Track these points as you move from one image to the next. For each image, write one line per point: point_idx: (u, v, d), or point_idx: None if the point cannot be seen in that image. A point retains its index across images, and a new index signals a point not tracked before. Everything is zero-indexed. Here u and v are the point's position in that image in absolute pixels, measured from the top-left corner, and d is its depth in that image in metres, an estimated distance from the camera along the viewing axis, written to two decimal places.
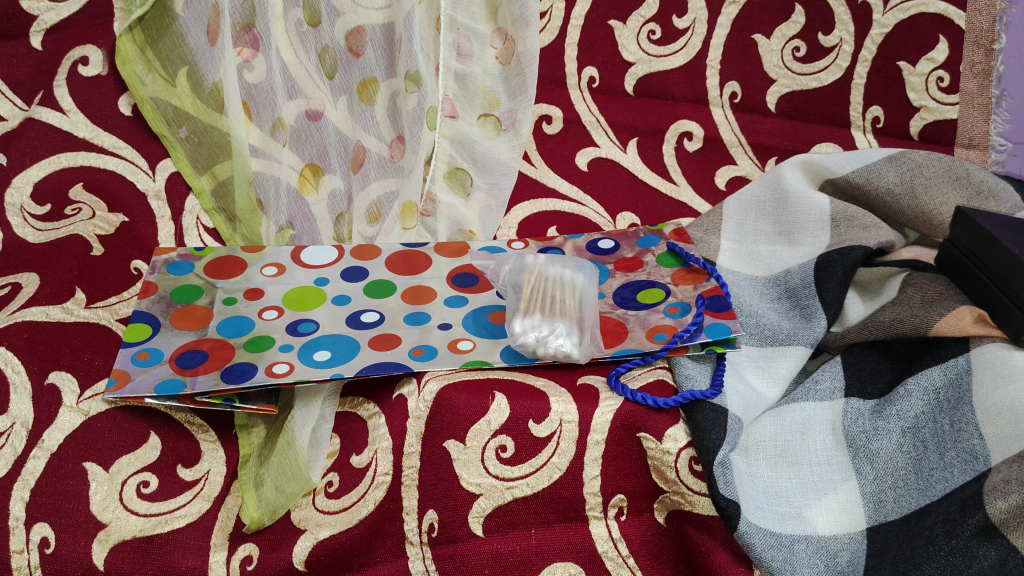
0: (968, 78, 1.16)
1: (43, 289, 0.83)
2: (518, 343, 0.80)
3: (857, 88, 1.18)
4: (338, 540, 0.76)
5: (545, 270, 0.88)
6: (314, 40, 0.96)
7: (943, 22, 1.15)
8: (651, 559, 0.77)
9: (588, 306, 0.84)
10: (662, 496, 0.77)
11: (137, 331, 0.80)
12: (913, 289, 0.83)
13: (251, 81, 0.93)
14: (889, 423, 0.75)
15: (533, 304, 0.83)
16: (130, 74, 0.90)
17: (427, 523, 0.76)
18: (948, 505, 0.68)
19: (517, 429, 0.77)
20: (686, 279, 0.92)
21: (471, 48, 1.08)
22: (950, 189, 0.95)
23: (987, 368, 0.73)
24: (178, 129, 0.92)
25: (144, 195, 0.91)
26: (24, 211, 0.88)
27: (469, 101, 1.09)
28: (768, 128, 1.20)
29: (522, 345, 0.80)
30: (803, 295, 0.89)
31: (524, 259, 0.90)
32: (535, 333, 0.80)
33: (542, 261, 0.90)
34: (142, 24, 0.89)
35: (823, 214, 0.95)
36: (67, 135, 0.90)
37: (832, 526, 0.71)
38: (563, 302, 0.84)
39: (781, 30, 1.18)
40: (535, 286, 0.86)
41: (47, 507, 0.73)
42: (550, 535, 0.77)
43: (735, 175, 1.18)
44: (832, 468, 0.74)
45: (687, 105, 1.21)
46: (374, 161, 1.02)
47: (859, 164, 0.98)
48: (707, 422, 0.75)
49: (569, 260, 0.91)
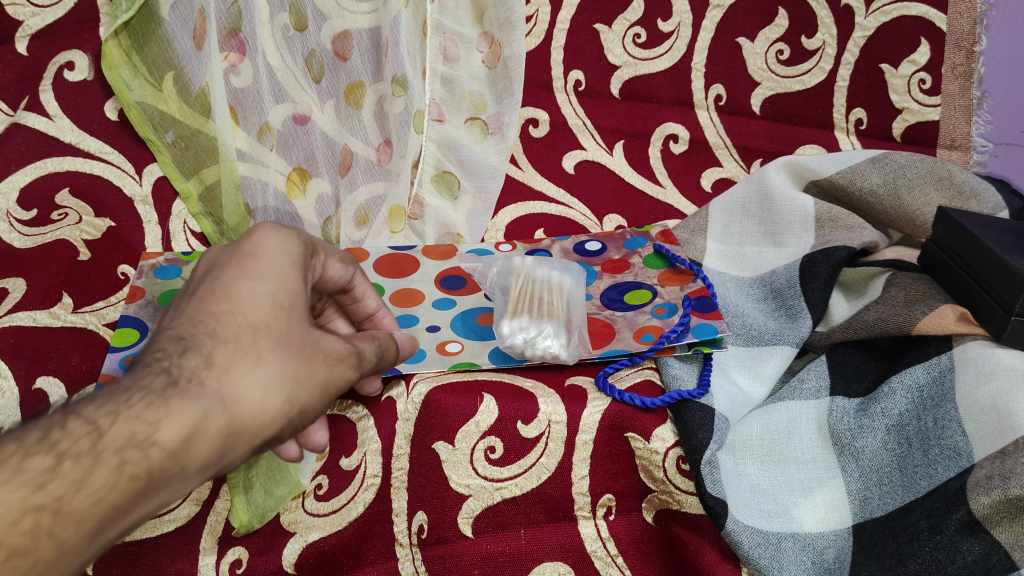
0: (950, 80, 1.17)
1: (29, 294, 0.81)
2: (506, 338, 0.80)
3: (840, 90, 1.20)
4: (328, 542, 0.77)
5: (534, 269, 0.89)
6: (300, 45, 0.95)
7: (925, 24, 1.16)
8: (640, 557, 0.78)
9: (575, 306, 0.85)
10: (651, 495, 0.78)
11: (124, 335, 0.82)
12: (896, 289, 0.85)
13: (237, 86, 0.91)
14: (873, 421, 0.75)
15: (523, 302, 0.84)
16: (115, 79, 0.87)
17: (416, 524, 0.77)
18: (932, 501, 0.68)
19: (505, 430, 0.77)
20: (672, 280, 0.93)
21: (458, 52, 1.09)
22: (932, 189, 0.96)
23: (969, 365, 0.74)
24: (164, 134, 0.90)
25: (131, 201, 0.90)
26: (10, 216, 0.84)
27: (456, 104, 1.10)
28: (753, 131, 1.21)
29: (511, 340, 0.79)
30: (788, 295, 0.90)
31: (513, 260, 0.91)
32: (524, 330, 0.80)
33: (530, 262, 0.90)
34: (128, 28, 0.86)
35: (808, 215, 0.96)
36: (52, 140, 0.88)
37: (819, 523, 0.72)
38: (552, 299, 0.85)
39: (764, 34, 1.19)
40: (525, 283, 0.87)
41: None
42: (539, 535, 0.78)
43: (720, 177, 1.20)
44: (818, 467, 0.75)
45: (672, 107, 1.22)
46: (361, 165, 1.04)
47: (842, 165, 0.99)
48: (693, 421, 0.76)
49: (556, 262, 0.91)
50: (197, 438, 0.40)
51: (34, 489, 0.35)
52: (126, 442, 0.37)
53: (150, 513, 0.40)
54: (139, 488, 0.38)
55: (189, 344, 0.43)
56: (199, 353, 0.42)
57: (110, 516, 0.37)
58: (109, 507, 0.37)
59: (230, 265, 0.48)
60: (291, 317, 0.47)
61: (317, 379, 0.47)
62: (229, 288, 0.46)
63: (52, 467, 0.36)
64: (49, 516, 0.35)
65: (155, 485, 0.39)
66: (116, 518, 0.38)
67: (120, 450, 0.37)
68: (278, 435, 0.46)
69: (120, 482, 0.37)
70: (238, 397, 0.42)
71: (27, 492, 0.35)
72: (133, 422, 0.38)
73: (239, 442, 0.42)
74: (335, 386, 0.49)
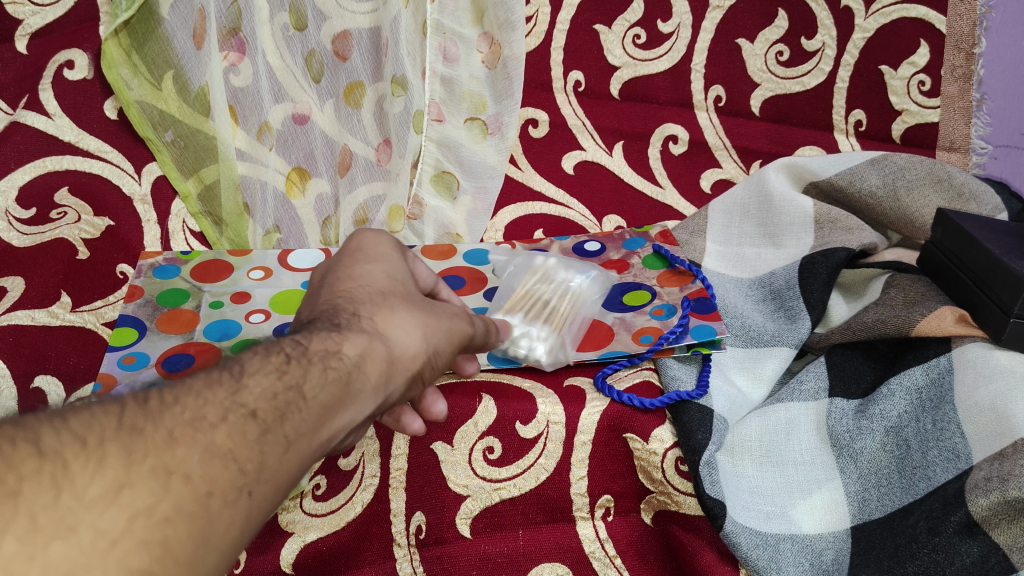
0: (950, 82, 1.17)
1: (28, 293, 0.81)
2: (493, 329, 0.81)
3: (840, 92, 1.20)
4: (325, 543, 0.77)
5: (558, 269, 0.89)
6: (300, 45, 0.95)
7: (925, 26, 1.15)
8: (638, 559, 0.77)
9: (577, 313, 0.85)
10: (649, 496, 0.78)
11: (122, 335, 0.79)
12: (895, 290, 0.85)
13: (237, 84, 0.92)
14: (872, 423, 0.75)
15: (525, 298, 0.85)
16: (115, 78, 0.88)
17: (415, 524, 0.77)
18: (931, 503, 0.68)
19: (504, 430, 0.77)
20: (672, 280, 0.93)
21: (458, 52, 1.08)
22: (931, 191, 0.96)
23: (968, 367, 0.74)
24: (164, 133, 0.90)
25: (130, 200, 0.90)
26: (9, 215, 0.84)
27: (456, 104, 1.10)
28: (753, 132, 1.21)
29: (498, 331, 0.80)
30: (787, 296, 0.90)
31: (535, 259, 0.91)
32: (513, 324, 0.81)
33: (552, 263, 0.90)
34: (127, 28, 0.88)
35: (807, 216, 0.97)
36: (52, 139, 0.88)
37: (817, 524, 0.72)
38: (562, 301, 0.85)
39: (764, 35, 1.19)
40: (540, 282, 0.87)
41: None
42: (537, 535, 0.78)
43: (720, 178, 1.19)
44: (816, 468, 0.75)
45: (671, 108, 1.22)
46: (360, 165, 1.02)
47: (842, 167, 1.00)
48: (692, 422, 0.76)
49: (578, 265, 0.90)
50: (370, 358, 0.45)
51: (278, 379, 0.41)
52: (327, 351, 0.44)
53: (343, 429, 0.44)
54: (342, 391, 0.43)
55: (345, 301, 0.49)
56: (357, 305, 0.49)
57: (325, 413, 0.42)
58: (323, 402, 0.42)
59: (345, 258, 0.54)
60: (405, 286, 0.53)
61: (443, 328, 0.52)
62: (353, 271, 0.52)
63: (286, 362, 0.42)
64: (294, 400, 0.41)
65: (351, 393, 0.44)
66: (329, 416, 0.43)
67: (325, 357, 0.44)
68: (420, 374, 0.51)
69: (329, 380, 0.43)
70: (390, 334, 0.48)
71: (276, 380, 0.41)
72: (327, 340, 0.45)
73: (398, 371, 0.48)
74: (461, 339, 0.54)
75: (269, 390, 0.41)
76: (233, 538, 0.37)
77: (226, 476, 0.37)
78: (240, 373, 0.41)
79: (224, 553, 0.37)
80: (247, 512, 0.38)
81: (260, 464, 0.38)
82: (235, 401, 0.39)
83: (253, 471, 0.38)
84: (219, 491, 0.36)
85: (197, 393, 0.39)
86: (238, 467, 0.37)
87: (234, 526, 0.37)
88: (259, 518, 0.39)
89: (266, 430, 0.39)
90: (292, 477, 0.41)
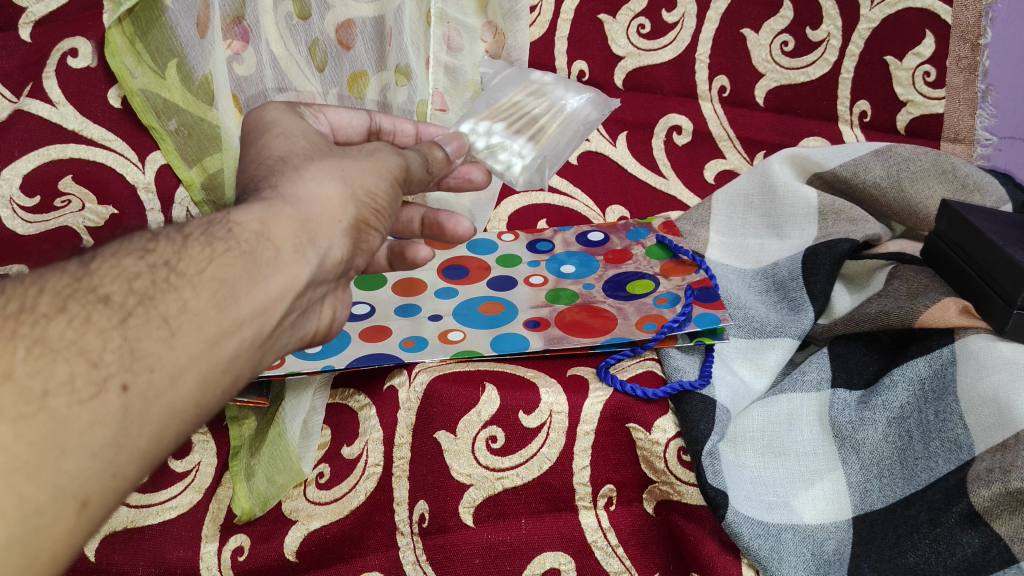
0: (954, 73, 1.17)
1: None
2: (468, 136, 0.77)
3: (844, 82, 1.19)
4: (329, 531, 0.77)
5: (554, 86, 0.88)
6: (304, 33, 0.96)
7: (930, 17, 1.15)
8: (639, 548, 0.78)
9: (570, 136, 0.83)
10: (652, 486, 0.78)
11: None
12: (899, 282, 0.85)
13: (240, 73, 0.92)
14: (875, 414, 0.75)
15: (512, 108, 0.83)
16: (118, 66, 0.83)
17: (417, 513, 0.77)
18: (932, 494, 0.69)
19: (506, 419, 0.77)
20: (675, 271, 0.93)
21: (461, 42, 1.07)
22: (936, 182, 0.96)
23: (970, 359, 0.74)
24: (167, 121, 0.87)
25: (133, 187, 0.90)
26: (13, 202, 0.86)
27: (458, 94, 1.09)
28: (757, 122, 1.21)
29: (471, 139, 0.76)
30: (791, 287, 0.90)
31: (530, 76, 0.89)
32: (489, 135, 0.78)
33: (549, 81, 0.89)
34: (132, 15, 0.82)
35: (811, 207, 0.96)
36: (56, 127, 0.86)
37: (819, 514, 0.71)
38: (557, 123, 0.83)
39: (769, 25, 1.18)
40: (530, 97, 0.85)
41: (115, 544, 0.77)
42: (539, 524, 0.78)
43: (725, 168, 1.20)
44: (818, 458, 0.75)
45: (676, 98, 1.22)
46: None
47: (846, 157, 0.99)
48: (695, 412, 0.76)
49: (574, 86, 0.89)
50: (272, 223, 0.48)
51: (142, 260, 0.43)
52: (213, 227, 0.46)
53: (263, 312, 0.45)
54: (242, 262, 0.45)
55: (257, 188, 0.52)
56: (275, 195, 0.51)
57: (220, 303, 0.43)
58: (215, 276, 0.43)
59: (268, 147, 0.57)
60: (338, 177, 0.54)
61: (363, 168, 0.55)
62: (278, 151, 0.56)
63: (151, 247, 0.44)
64: (165, 278, 0.42)
65: (261, 262, 0.46)
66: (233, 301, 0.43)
67: (208, 233, 0.46)
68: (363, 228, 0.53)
69: (216, 254, 0.44)
70: (296, 193, 0.51)
71: (139, 262, 0.42)
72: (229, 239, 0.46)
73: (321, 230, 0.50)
74: (395, 177, 0.58)
75: (125, 275, 0.42)
76: (106, 438, 0.37)
77: (73, 371, 0.37)
78: (89, 263, 0.42)
79: (95, 453, 0.37)
80: (120, 407, 0.38)
81: (126, 351, 0.39)
82: (82, 288, 0.40)
83: (117, 362, 0.38)
84: (58, 389, 0.36)
85: (43, 287, 0.40)
86: (88, 360, 0.38)
87: (102, 425, 0.37)
88: (153, 412, 0.39)
89: (126, 315, 0.40)
90: (195, 367, 0.41)
